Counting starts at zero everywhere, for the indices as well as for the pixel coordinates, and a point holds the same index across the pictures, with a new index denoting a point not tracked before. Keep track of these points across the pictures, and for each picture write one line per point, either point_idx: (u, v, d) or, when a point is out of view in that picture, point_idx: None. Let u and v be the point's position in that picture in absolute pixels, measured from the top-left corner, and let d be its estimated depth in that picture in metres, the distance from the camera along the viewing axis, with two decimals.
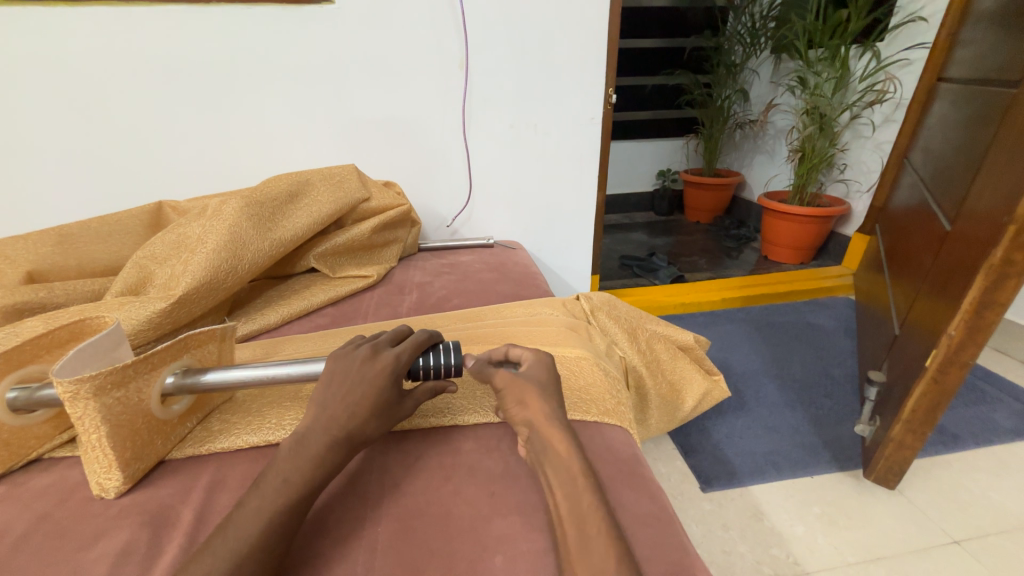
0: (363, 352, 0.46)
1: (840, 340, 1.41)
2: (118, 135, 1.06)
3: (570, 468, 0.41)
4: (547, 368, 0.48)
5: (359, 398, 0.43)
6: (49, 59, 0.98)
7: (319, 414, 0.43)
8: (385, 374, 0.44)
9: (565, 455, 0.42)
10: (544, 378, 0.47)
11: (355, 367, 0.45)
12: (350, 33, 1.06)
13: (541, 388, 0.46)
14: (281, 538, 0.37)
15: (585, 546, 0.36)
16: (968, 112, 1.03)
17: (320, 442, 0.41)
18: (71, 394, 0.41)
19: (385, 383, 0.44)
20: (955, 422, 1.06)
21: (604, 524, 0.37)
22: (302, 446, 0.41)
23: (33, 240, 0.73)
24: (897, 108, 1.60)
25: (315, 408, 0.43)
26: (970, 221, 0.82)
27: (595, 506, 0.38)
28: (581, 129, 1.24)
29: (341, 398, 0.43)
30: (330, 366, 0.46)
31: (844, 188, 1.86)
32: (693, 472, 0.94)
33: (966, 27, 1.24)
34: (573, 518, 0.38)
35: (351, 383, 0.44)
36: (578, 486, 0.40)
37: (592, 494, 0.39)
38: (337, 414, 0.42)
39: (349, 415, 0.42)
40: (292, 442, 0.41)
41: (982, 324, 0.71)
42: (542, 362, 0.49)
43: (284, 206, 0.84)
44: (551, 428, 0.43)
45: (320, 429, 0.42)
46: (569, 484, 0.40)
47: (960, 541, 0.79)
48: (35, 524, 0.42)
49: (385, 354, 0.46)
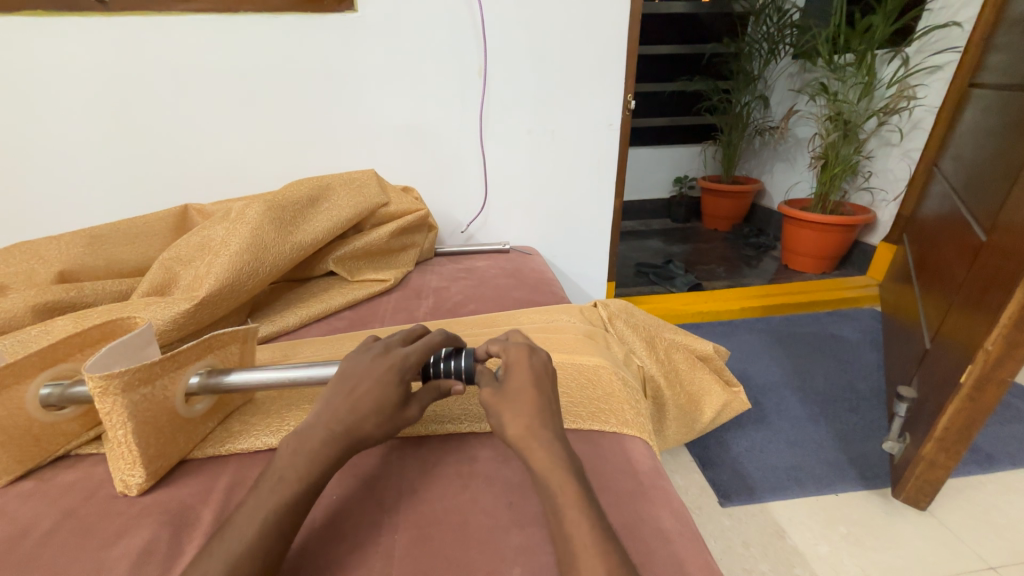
0: (377, 350, 0.47)
1: (866, 353, 1.37)
2: (148, 140, 1.09)
3: (553, 482, 0.39)
4: (533, 372, 0.45)
5: (362, 394, 0.43)
6: (82, 64, 1.01)
7: (325, 407, 0.43)
8: (392, 372, 0.44)
9: (546, 469, 0.40)
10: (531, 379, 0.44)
11: (364, 363, 0.45)
12: (372, 40, 1.07)
13: (521, 402, 0.43)
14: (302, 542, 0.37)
15: (574, 566, 0.35)
16: (1003, 118, 1.00)
17: (318, 436, 0.41)
18: (100, 390, 0.42)
19: (390, 381, 0.44)
20: (989, 441, 1.02)
21: (593, 538, 0.36)
22: (303, 440, 0.41)
23: (66, 241, 0.76)
24: (926, 114, 1.56)
25: (322, 403, 0.44)
26: (1007, 232, 0.78)
27: (590, 522, 0.37)
28: (598, 135, 1.23)
29: (347, 393, 0.43)
30: (344, 365, 0.46)
31: (869, 197, 1.81)
32: (711, 485, 0.91)
33: (1000, 32, 1.20)
34: (558, 534, 0.37)
35: (357, 379, 0.44)
36: (560, 501, 0.38)
37: (578, 507, 0.38)
38: (337, 409, 0.42)
39: (350, 409, 0.42)
40: (295, 437, 0.42)
41: (1022, 341, 0.67)
42: (527, 365, 0.45)
43: (304, 210, 0.85)
44: (530, 442, 0.41)
45: (322, 422, 0.42)
46: (564, 498, 0.38)
47: (996, 567, 0.75)
48: (60, 520, 0.42)
49: (395, 353, 0.46)
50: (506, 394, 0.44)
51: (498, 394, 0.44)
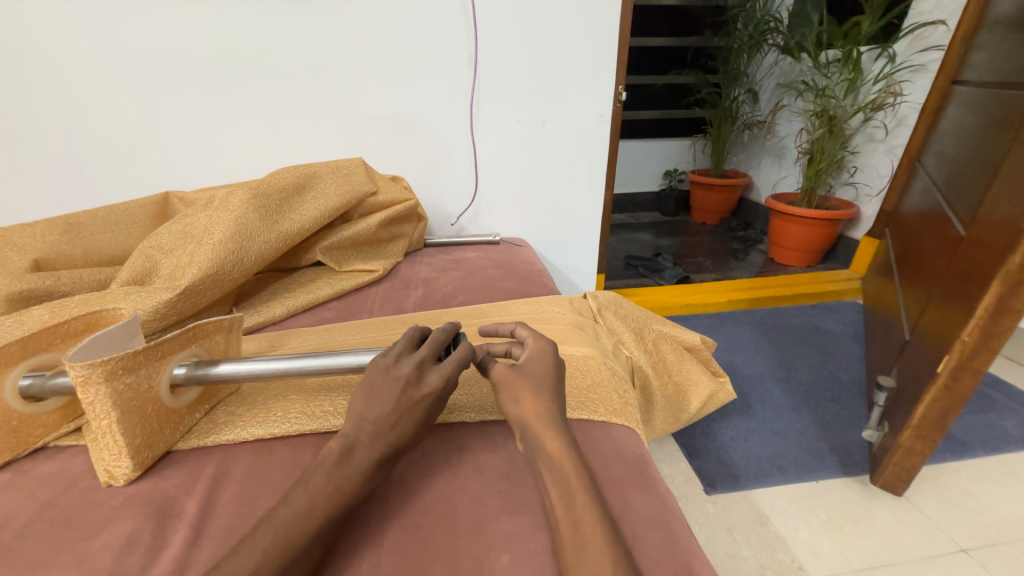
0: (407, 374, 0.43)
1: (847, 344, 1.40)
2: (122, 126, 1.06)
3: (564, 469, 0.39)
4: (547, 358, 0.47)
5: (410, 421, 0.42)
6: (54, 47, 0.97)
7: (365, 429, 0.41)
8: (434, 397, 0.43)
9: (559, 456, 0.40)
10: (546, 371, 0.46)
11: (399, 388, 0.43)
12: (357, 25, 1.05)
13: (538, 384, 0.44)
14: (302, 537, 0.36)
15: (581, 550, 0.35)
16: (984, 115, 1.02)
17: (358, 452, 0.40)
18: (82, 379, 0.41)
19: (434, 405, 0.44)
20: (964, 429, 1.05)
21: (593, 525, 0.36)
22: (339, 452, 0.40)
23: (40, 228, 0.73)
24: (910, 111, 1.58)
25: (357, 423, 0.42)
26: (985, 227, 0.80)
27: (596, 510, 0.37)
28: (589, 126, 1.22)
29: (392, 423, 0.42)
30: (375, 386, 0.43)
31: (853, 192, 1.84)
32: (697, 474, 0.93)
33: (983, 30, 1.22)
34: (562, 518, 0.37)
35: (398, 403, 0.42)
36: (566, 488, 0.38)
37: (586, 492, 0.38)
38: (384, 431, 0.41)
39: (398, 434, 0.42)
40: (339, 449, 0.41)
41: (996, 332, 0.69)
42: (540, 351, 0.47)
43: (290, 198, 0.84)
44: (544, 425, 0.42)
45: (366, 442, 0.41)
46: (575, 485, 0.39)
47: (967, 550, 0.78)
48: (39, 512, 0.41)
49: (430, 375, 0.44)
50: (522, 371, 0.45)
51: (517, 372, 0.46)
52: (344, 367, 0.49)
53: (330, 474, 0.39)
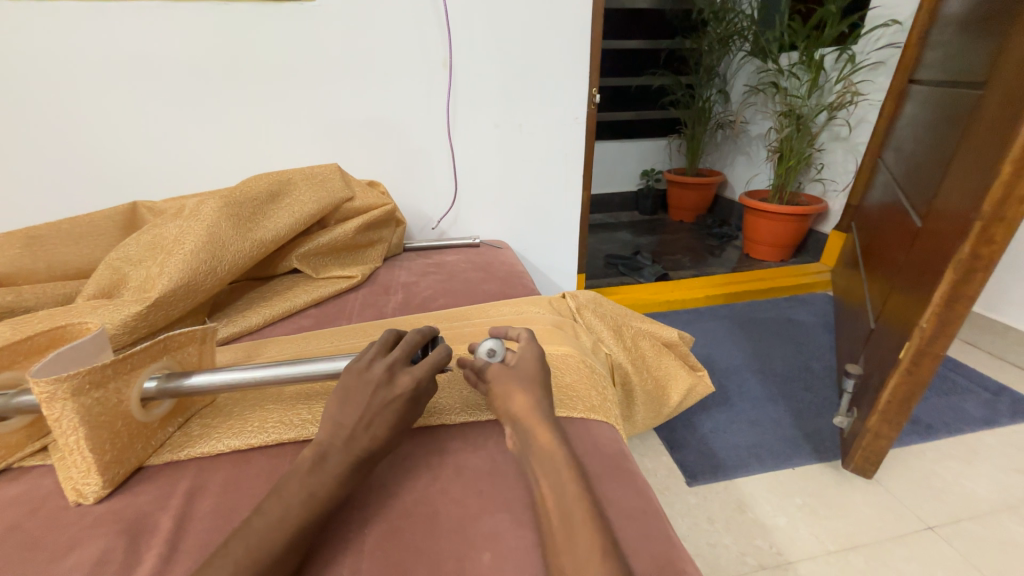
0: (379, 375, 0.44)
1: (819, 335, 1.45)
2: (87, 135, 1.03)
3: (558, 463, 0.40)
4: (537, 361, 0.48)
5: (381, 423, 0.42)
6: (14, 53, 0.94)
7: (338, 431, 0.42)
8: (406, 399, 0.44)
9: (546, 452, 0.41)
10: (538, 370, 0.48)
11: (370, 389, 0.43)
12: (329, 31, 1.04)
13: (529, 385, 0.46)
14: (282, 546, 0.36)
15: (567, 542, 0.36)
16: (937, 112, 1.07)
17: (334, 457, 0.40)
18: (47, 395, 0.40)
19: (406, 407, 0.44)
20: (929, 412, 1.10)
21: (587, 521, 0.37)
22: (319, 460, 0.40)
23: (0, 242, 0.71)
24: (871, 109, 1.65)
25: (331, 426, 0.42)
26: (939, 218, 0.85)
27: (579, 497, 0.38)
28: (565, 128, 1.24)
29: (363, 423, 0.42)
30: (347, 387, 0.44)
31: (821, 187, 1.91)
32: (679, 466, 0.95)
33: (934, 32, 1.28)
34: (552, 514, 0.38)
35: (369, 404, 0.42)
36: (562, 482, 0.39)
37: (575, 485, 0.39)
38: (357, 433, 0.41)
39: (371, 434, 0.42)
40: (313, 456, 0.41)
41: (952, 317, 0.73)
42: (531, 353, 0.49)
43: (264, 206, 0.83)
44: (538, 419, 0.43)
45: (340, 446, 0.41)
46: (554, 477, 0.40)
47: (933, 527, 0.82)
48: (3, 535, 0.40)
49: (403, 376, 0.44)
50: (514, 369, 0.47)
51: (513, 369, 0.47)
52: (322, 374, 0.49)
53: (308, 481, 0.39)
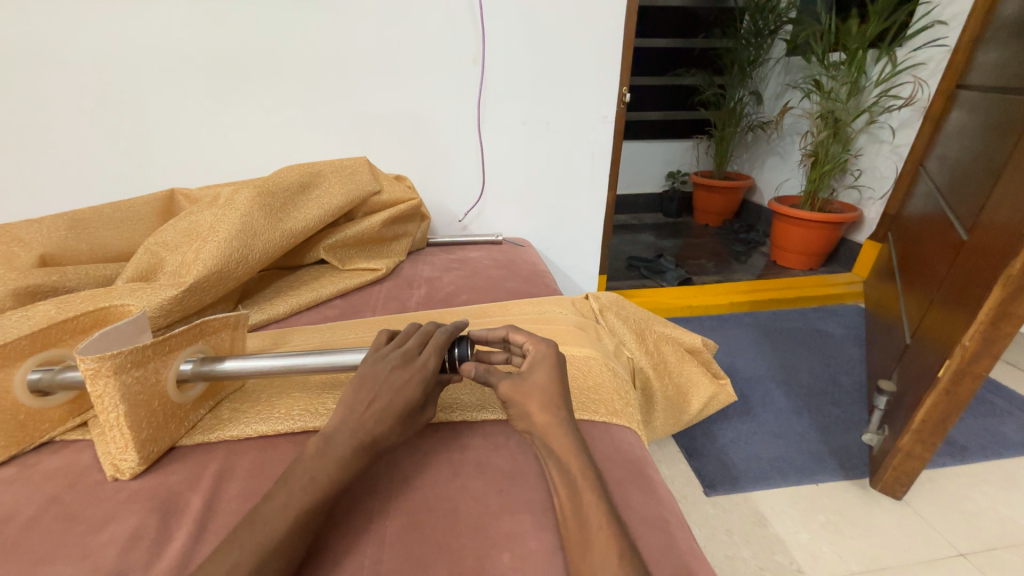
0: (392, 360, 0.45)
1: (848, 348, 1.40)
2: (129, 122, 1.07)
3: (573, 470, 0.40)
4: (549, 370, 0.45)
5: (386, 405, 0.42)
6: (63, 40, 0.98)
7: (348, 416, 0.42)
8: (414, 383, 0.44)
9: (566, 459, 0.40)
10: (550, 381, 0.44)
11: (383, 374, 0.44)
12: (364, 26, 1.05)
13: (543, 393, 0.44)
14: (308, 532, 0.37)
15: (585, 549, 0.36)
16: (989, 120, 1.01)
17: (345, 445, 0.40)
18: (92, 371, 0.41)
19: (413, 393, 0.43)
20: (964, 434, 1.05)
21: (603, 527, 0.36)
22: (332, 447, 0.40)
23: (48, 223, 0.74)
24: (914, 114, 1.58)
25: (343, 410, 0.43)
26: (987, 232, 0.80)
27: (597, 508, 0.38)
28: (594, 126, 1.23)
29: (369, 404, 0.42)
30: (362, 371, 0.45)
31: (857, 195, 1.84)
32: (697, 475, 0.93)
33: (989, 34, 1.22)
34: (571, 524, 0.37)
35: (380, 389, 0.43)
36: (577, 491, 0.39)
37: (594, 494, 0.38)
38: (363, 416, 0.42)
39: (376, 421, 0.42)
40: (320, 441, 0.41)
41: (998, 336, 0.69)
42: (545, 362, 0.45)
43: (294, 197, 0.84)
44: (551, 429, 0.42)
45: (347, 432, 0.41)
46: (574, 483, 0.39)
47: (966, 554, 0.78)
48: (45, 505, 0.42)
49: (412, 362, 0.45)
50: (528, 380, 0.45)
51: (520, 382, 0.44)
52: (349, 364, 0.49)
53: (332, 469, 0.39)
